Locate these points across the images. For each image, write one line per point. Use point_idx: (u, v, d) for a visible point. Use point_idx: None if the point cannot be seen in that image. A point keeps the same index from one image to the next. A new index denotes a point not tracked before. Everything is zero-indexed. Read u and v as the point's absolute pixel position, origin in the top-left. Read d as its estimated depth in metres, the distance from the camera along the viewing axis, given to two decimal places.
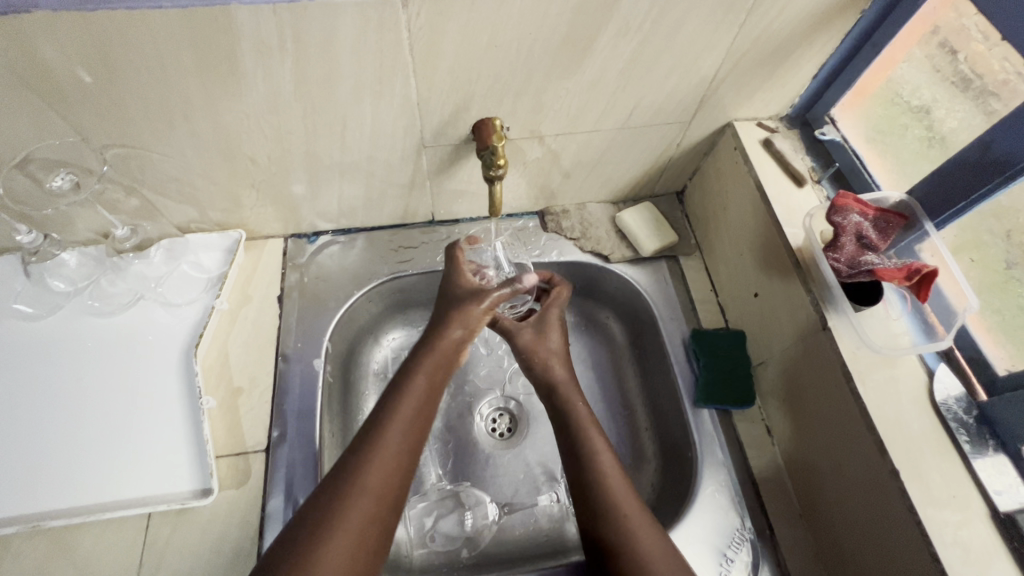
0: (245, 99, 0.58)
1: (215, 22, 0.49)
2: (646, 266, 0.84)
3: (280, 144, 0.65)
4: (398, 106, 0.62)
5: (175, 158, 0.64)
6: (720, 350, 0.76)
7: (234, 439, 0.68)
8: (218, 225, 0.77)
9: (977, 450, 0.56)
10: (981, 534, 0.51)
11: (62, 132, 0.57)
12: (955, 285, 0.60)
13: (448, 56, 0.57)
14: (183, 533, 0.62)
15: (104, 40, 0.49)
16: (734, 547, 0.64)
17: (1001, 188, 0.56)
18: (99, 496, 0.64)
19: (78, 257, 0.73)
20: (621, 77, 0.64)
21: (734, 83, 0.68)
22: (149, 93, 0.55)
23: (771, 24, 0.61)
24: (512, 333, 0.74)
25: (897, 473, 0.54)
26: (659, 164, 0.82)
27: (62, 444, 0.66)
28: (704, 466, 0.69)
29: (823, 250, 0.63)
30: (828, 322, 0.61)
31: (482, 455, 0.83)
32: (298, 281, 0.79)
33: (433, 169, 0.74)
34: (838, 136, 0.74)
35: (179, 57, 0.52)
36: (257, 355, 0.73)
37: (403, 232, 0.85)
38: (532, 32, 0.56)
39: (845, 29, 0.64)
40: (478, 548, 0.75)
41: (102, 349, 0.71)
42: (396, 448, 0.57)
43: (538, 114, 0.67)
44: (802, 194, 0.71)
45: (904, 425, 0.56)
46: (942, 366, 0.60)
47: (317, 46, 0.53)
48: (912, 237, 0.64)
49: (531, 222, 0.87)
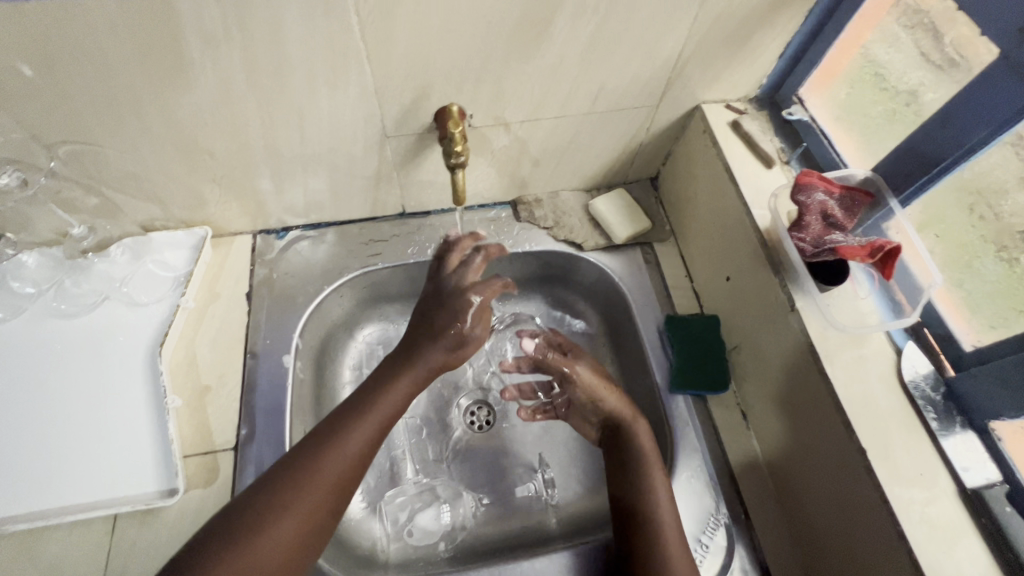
0: (196, 91, 0.57)
1: (157, 13, 0.48)
2: (620, 254, 0.84)
3: (239, 136, 0.63)
4: (356, 95, 0.61)
5: (130, 154, 0.63)
6: (693, 336, 0.75)
7: (203, 438, 0.67)
8: (183, 223, 0.76)
9: (944, 428, 0.55)
10: (947, 511, 0.51)
11: (10, 129, 0.56)
12: (921, 261, 0.59)
13: (402, 42, 0.56)
14: (149, 533, 0.62)
15: (40, 32, 0.47)
16: (709, 532, 0.64)
17: (962, 163, 0.55)
18: (63, 499, 0.63)
19: (38, 257, 0.71)
20: (582, 61, 0.63)
21: (699, 65, 0.68)
22: (96, 87, 0.54)
23: (731, 2, 0.60)
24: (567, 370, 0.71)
25: (865, 451, 0.53)
26: (630, 149, 0.81)
27: (26, 448, 0.65)
28: (679, 453, 0.69)
29: (789, 230, 0.62)
30: (796, 303, 0.60)
31: (460, 447, 0.82)
32: (266, 277, 0.78)
33: (398, 160, 0.72)
34: (806, 116, 0.73)
35: (122, 51, 0.51)
36: (225, 353, 0.73)
37: (374, 225, 0.84)
38: (486, 15, 0.55)
39: (808, 6, 0.63)
40: (456, 541, 0.75)
41: (67, 350, 0.70)
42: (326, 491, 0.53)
43: (501, 101, 0.66)
44: (771, 175, 0.70)
45: (872, 401, 0.56)
46: (909, 344, 0.59)
47: (264, 34, 0.52)
48: (878, 215, 0.63)
49: (503, 212, 0.86)
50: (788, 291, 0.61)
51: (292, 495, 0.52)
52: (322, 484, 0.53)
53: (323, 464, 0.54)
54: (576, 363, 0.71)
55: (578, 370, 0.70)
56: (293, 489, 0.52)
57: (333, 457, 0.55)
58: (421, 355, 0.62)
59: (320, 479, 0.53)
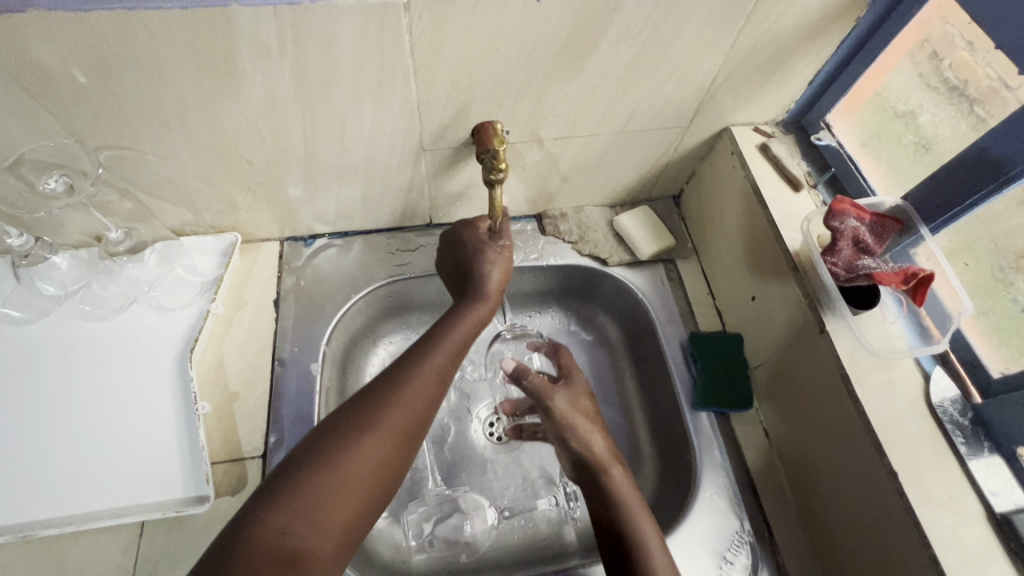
0: (243, 100, 0.57)
1: (214, 24, 0.49)
2: (644, 270, 0.85)
3: (278, 145, 0.64)
4: (399, 109, 0.62)
5: (170, 160, 0.63)
6: (717, 353, 0.76)
7: (231, 444, 0.67)
8: (213, 228, 0.76)
9: (972, 451, 0.57)
10: (977, 535, 0.52)
11: (55, 133, 0.56)
12: (950, 290, 0.61)
13: (449, 60, 0.57)
14: (177, 540, 0.61)
15: (99, 40, 0.48)
16: (734, 549, 0.65)
17: (995, 194, 0.57)
18: (90, 505, 0.63)
19: (70, 260, 0.71)
20: (621, 82, 0.64)
21: (732, 89, 0.69)
22: (145, 94, 0.54)
23: (769, 30, 0.61)
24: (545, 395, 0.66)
25: (895, 474, 0.54)
26: (657, 168, 0.82)
27: (51, 452, 0.65)
28: (703, 471, 0.70)
29: (821, 254, 0.64)
30: (826, 326, 0.62)
31: (480, 459, 0.83)
32: (294, 284, 0.79)
33: (431, 173, 0.73)
34: (833, 141, 0.75)
35: (177, 59, 0.51)
36: (253, 359, 0.73)
37: (401, 234, 0.84)
38: (533, 36, 0.56)
39: (840, 36, 0.65)
40: (477, 553, 0.75)
41: (94, 353, 0.70)
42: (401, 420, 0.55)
43: (538, 118, 0.67)
44: (798, 198, 0.72)
45: (902, 425, 0.57)
46: (937, 369, 0.61)
47: (316, 48, 0.53)
48: (907, 241, 0.65)
49: (529, 225, 0.87)
50: (819, 313, 0.62)
51: (374, 419, 0.54)
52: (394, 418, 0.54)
53: (399, 392, 0.56)
54: (557, 390, 0.67)
55: (555, 398, 0.66)
56: (370, 419, 0.54)
57: (403, 391, 0.56)
58: (475, 287, 0.66)
59: (397, 407, 0.55)
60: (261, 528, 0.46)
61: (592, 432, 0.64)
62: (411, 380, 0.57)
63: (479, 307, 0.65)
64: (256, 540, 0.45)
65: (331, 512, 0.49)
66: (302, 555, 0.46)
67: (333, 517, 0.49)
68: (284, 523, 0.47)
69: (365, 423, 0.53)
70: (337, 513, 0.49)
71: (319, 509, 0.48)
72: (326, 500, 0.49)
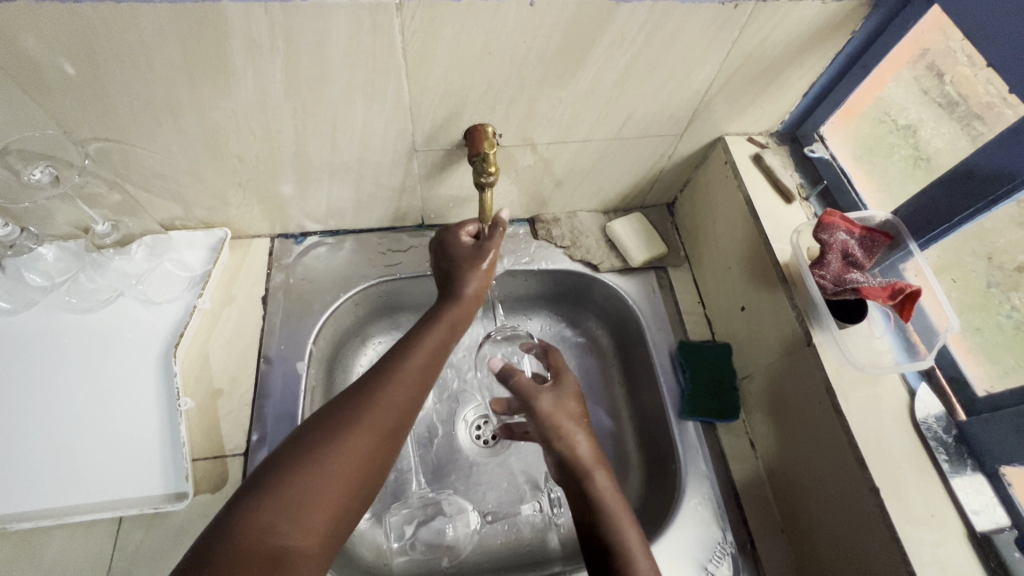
0: (234, 97, 0.57)
1: (205, 20, 0.48)
2: (635, 277, 0.85)
3: (269, 143, 0.64)
4: (391, 109, 0.62)
5: (160, 154, 0.63)
6: (705, 362, 0.76)
7: (213, 441, 0.66)
8: (203, 223, 0.76)
9: (955, 469, 0.57)
10: (957, 553, 0.52)
11: (43, 124, 0.56)
12: (937, 305, 0.60)
13: (442, 62, 0.57)
14: (155, 536, 0.61)
15: (89, 32, 0.47)
16: (716, 561, 0.64)
17: (984, 212, 0.57)
18: (69, 498, 0.62)
19: (57, 251, 0.71)
20: (615, 89, 0.64)
21: (726, 98, 0.69)
22: (135, 87, 0.54)
23: (764, 41, 0.61)
24: (534, 396, 0.64)
25: (876, 490, 0.54)
26: (651, 175, 0.82)
27: (31, 444, 0.64)
28: (688, 481, 0.69)
29: (809, 266, 0.64)
30: (812, 338, 0.62)
31: (466, 462, 0.82)
32: (283, 281, 0.78)
33: (424, 174, 0.73)
34: (826, 153, 0.75)
35: (167, 53, 0.51)
36: (239, 356, 0.72)
37: (392, 235, 0.84)
38: (527, 41, 0.56)
39: (835, 49, 0.65)
40: (459, 557, 0.74)
41: (78, 345, 0.69)
42: (387, 414, 0.55)
43: (531, 122, 0.67)
44: (790, 210, 0.72)
45: (885, 440, 0.57)
46: (923, 385, 0.61)
47: (308, 47, 0.53)
48: (897, 256, 0.65)
49: (521, 229, 0.87)
50: (806, 326, 0.62)
51: (356, 417, 0.53)
52: (381, 411, 0.54)
53: (383, 393, 0.55)
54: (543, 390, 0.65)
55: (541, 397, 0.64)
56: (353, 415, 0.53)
57: (390, 385, 0.56)
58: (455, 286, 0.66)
59: (378, 408, 0.54)
60: (243, 526, 0.46)
61: (581, 438, 0.62)
62: (395, 383, 0.57)
63: (454, 308, 0.65)
64: (236, 540, 0.45)
65: (313, 511, 0.48)
66: (283, 555, 0.46)
67: (314, 517, 0.48)
68: (266, 522, 0.46)
69: (347, 422, 0.53)
70: (321, 508, 0.49)
71: (302, 503, 0.48)
72: (307, 496, 0.48)
